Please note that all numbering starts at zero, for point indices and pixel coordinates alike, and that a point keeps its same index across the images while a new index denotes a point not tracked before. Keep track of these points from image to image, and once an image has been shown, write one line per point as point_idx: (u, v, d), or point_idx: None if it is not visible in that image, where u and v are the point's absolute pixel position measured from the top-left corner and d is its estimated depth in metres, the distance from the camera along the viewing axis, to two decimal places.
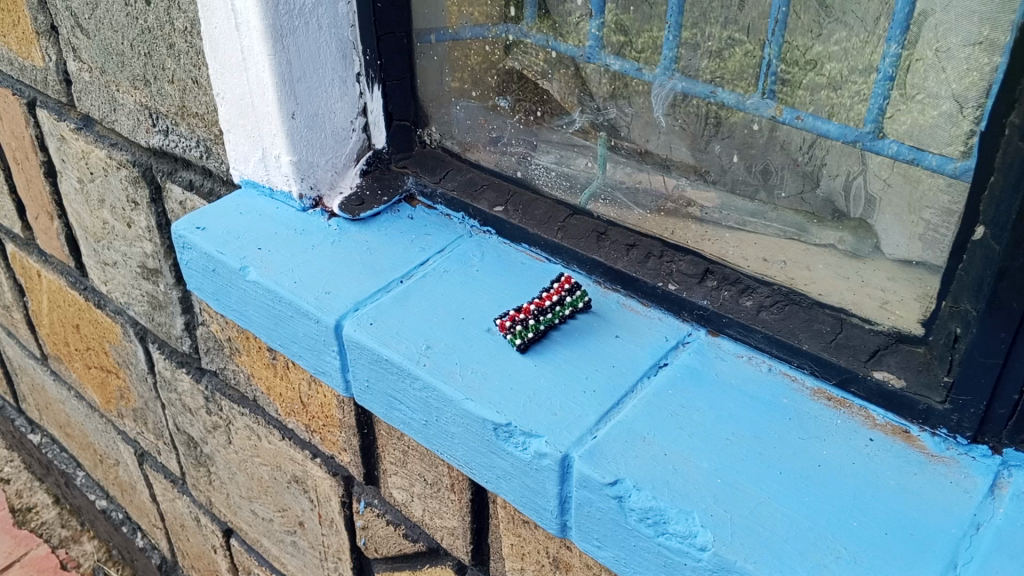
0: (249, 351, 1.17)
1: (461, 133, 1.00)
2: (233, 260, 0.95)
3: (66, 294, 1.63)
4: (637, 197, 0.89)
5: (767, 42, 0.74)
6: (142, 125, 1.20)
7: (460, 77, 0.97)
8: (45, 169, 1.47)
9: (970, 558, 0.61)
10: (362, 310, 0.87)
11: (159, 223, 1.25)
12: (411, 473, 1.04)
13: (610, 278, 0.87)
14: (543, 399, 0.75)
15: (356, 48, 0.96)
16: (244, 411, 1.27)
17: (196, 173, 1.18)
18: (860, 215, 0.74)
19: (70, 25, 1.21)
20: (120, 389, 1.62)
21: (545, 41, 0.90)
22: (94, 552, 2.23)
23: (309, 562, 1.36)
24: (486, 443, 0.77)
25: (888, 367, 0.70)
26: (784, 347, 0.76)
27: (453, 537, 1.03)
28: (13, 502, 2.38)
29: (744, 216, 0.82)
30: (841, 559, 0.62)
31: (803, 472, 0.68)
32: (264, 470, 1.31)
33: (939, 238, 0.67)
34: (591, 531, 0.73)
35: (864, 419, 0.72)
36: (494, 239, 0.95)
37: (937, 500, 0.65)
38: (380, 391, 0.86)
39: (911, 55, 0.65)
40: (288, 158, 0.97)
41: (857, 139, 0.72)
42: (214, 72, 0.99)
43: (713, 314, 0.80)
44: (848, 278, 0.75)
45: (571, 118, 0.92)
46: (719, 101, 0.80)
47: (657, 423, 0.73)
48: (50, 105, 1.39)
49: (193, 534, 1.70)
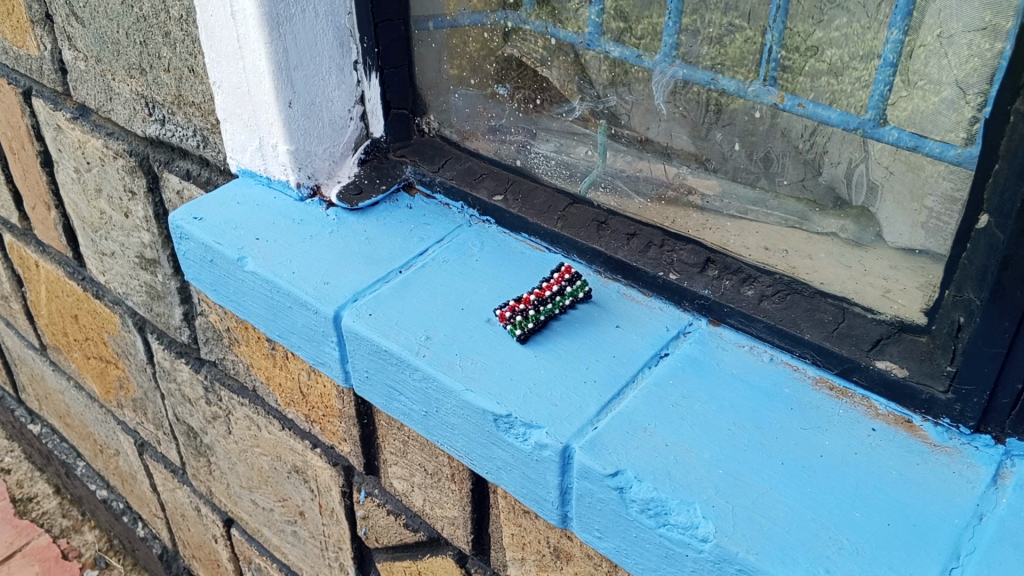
0: (248, 341, 1.17)
1: (459, 122, 0.99)
2: (231, 250, 0.95)
3: (65, 284, 1.62)
4: (637, 185, 0.88)
5: (768, 28, 0.73)
6: (138, 114, 1.19)
7: (457, 65, 0.96)
8: (42, 158, 1.46)
9: (973, 548, 0.60)
10: (361, 301, 0.86)
11: (156, 213, 1.25)
12: (411, 463, 1.03)
13: (610, 268, 0.86)
14: (544, 389, 0.75)
15: (352, 36, 0.95)
16: (244, 402, 1.27)
17: (193, 163, 1.17)
18: (862, 203, 0.73)
19: (65, 13, 1.19)
20: (119, 379, 1.61)
21: (545, 28, 0.89)
22: (95, 541, 2.24)
23: (309, 551, 1.36)
24: (486, 434, 0.76)
25: (891, 356, 0.70)
26: (786, 337, 0.75)
27: (453, 526, 1.03)
28: (14, 492, 2.38)
29: (744, 204, 0.81)
30: (844, 550, 0.61)
31: (805, 463, 0.67)
32: (264, 460, 1.30)
33: (942, 226, 0.67)
34: (592, 522, 0.73)
35: (867, 409, 0.72)
36: (493, 229, 0.95)
37: (940, 490, 0.65)
38: (379, 381, 0.86)
39: (913, 42, 0.65)
40: (284, 147, 0.96)
41: (859, 127, 0.71)
42: (210, 60, 0.98)
43: (714, 303, 0.79)
44: (850, 267, 0.75)
45: (571, 106, 0.91)
46: (720, 88, 0.79)
47: (658, 413, 0.72)
48: (46, 94, 1.38)
49: (194, 524, 1.70)
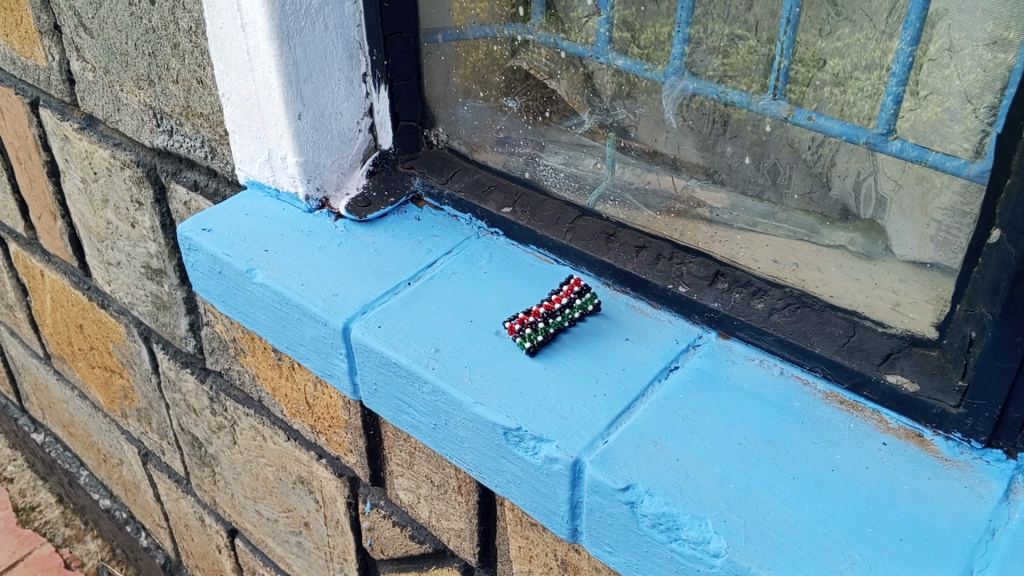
0: (254, 351, 1.17)
1: (467, 133, 0.99)
2: (240, 262, 0.95)
3: (70, 293, 1.62)
4: (646, 198, 0.88)
5: (777, 41, 0.73)
6: (146, 124, 1.19)
7: (464, 75, 0.96)
8: (49, 169, 1.46)
9: (987, 563, 0.60)
10: (370, 313, 0.86)
11: (163, 223, 1.25)
12: (417, 475, 1.03)
13: (620, 281, 0.86)
14: (553, 403, 0.75)
15: (362, 48, 0.95)
16: (249, 412, 1.27)
17: (200, 174, 1.18)
18: (871, 216, 0.73)
19: (74, 24, 1.20)
20: (124, 389, 1.61)
21: (552, 40, 0.89)
22: (97, 551, 2.23)
23: (313, 562, 1.36)
24: (496, 447, 0.76)
25: (901, 371, 0.70)
26: (796, 351, 0.75)
27: (460, 539, 1.03)
28: (17, 501, 2.37)
29: (754, 217, 0.81)
30: (857, 565, 0.61)
31: (817, 478, 0.67)
32: (269, 471, 1.30)
33: (951, 240, 0.67)
34: (602, 537, 0.72)
35: (878, 423, 0.71)
36: (502, 240, 0.95)
37: (952, 505, 0.64)
38: (388, 394, 0.85)
39: (922, 56, 0.65)
40: (294, 159, 0.96)
41: (868, 140, 0.71)
42: (220, 72, 0.99)
43: (724, 317, 0.79)
44: (860, 280, 0.75)
45: (580, 119, 0.91)
46: (728, 101, 0.79)
47: (669, 427, 0.72)
48: (53, 104, 1.38)
49: (197, 534, 1.70)
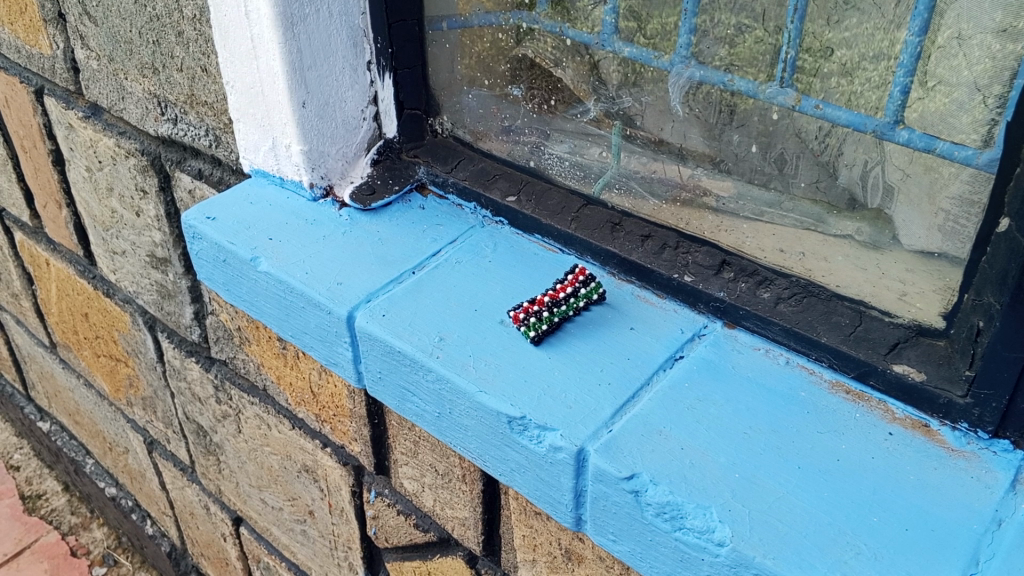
0: (260, 340, 1.16)
1: (472, 122, 0.99)
2: (245, 250, 0.95)
3: (76, 282, 1.63)
4: (651, 186, 0.88)
5: (785, 29, 0.72)
6: (150, 113, 1.19)
7: (469, 64, 0.95)
8: (55, 157, 1.46)
9: (992, 554, 0.60)
10: (374, 302, 0.86)
11: (168, 212, 1.25)
12: (422, 464, 1.03)
13: (625, 270, 0.86)
14: (558, 391, 0.75)
15: (366, 36, 0.95)
16: (254, 401, 1.27)
17: (205, 162, 1.17)
18: (878, 205, 0.73)
19: (77, 12, 1.20)
20: (129, 377, 1.62)
21: (557, 28, 0.88)
22: (103, 539, 2.24)
23: (319, 551, 1.36)
24: (500, 436, 0.76)
25: (908, 361, 0.70)
26: (802, 340, 0.75)
27: (464, 527, 1.03)
28: (23, 489, 2.39)
29: (760, 206, 0.81)
30: (861, 555, 0.61)
31: (822, 468, 0.67)
32: (274, 459, 1.30)
33: (959, 229, 0.66)
34: (606, 525, 0.72)
35: (884, 413, 0.71)
36: (506, 229, 0.95)
37: (959, 496, 0.64)
38: (393, 382, 0.85)
39: (931, 44, 0.64)
40: (298, 147, 0.96)
41: (875, 128, 0.70)
42: (224, 60, 0.98)
43: (730, 306, 0.79)
44: (867, 269, 0.74)
45: (586, 107, 0.91)
46: (734, 89, 0.78)
47: (674, 416, 0.72)
48: (58, 92, 1.38)
49: (202, 522, 1.71)
